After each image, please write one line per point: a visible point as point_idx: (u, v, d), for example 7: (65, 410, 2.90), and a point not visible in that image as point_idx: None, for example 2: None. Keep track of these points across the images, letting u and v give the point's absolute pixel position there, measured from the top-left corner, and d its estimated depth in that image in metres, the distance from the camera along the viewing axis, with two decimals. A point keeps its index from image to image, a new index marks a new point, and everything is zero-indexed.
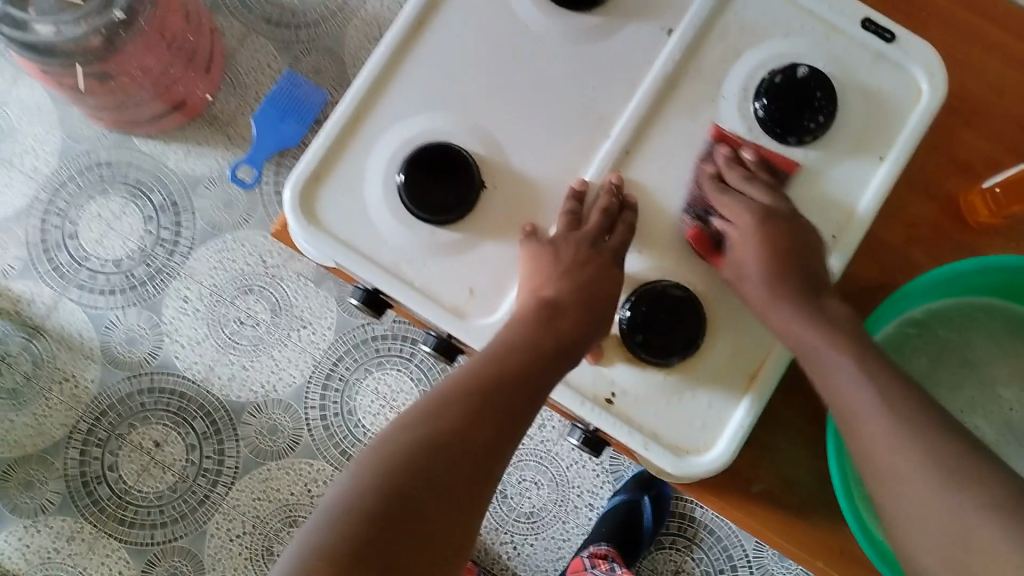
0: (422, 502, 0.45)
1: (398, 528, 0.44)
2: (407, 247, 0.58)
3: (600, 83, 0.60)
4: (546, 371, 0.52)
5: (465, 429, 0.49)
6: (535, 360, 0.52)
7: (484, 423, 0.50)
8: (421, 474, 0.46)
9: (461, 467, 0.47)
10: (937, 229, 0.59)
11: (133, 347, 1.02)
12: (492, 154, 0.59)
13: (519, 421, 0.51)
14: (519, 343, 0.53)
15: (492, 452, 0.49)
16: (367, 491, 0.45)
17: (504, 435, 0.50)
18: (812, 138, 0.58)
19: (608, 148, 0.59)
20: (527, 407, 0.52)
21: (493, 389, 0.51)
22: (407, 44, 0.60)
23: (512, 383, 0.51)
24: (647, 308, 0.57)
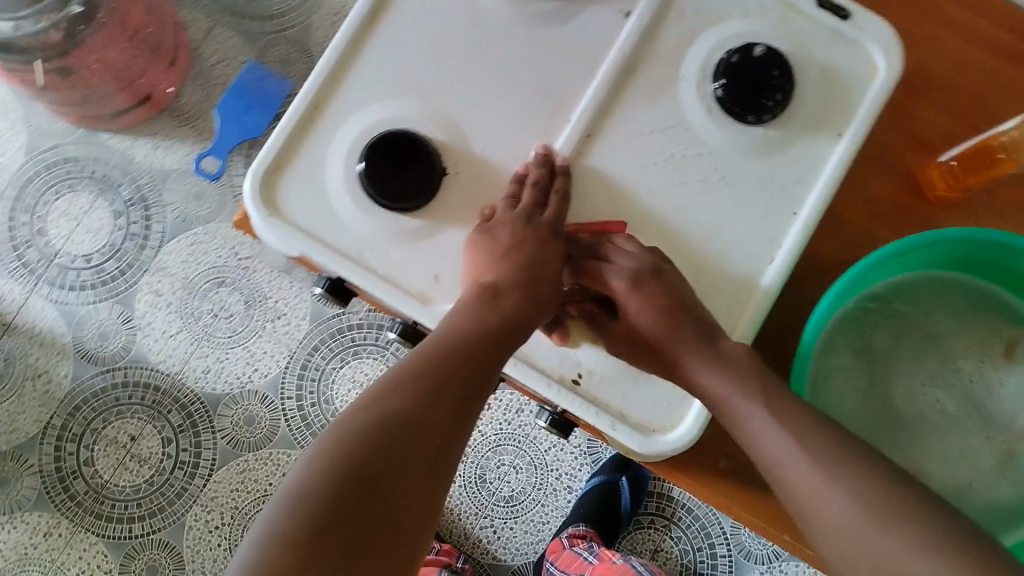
0: (379, 488, 0.45)
1: (354, 516, 0.44)
2: (369, 235, 0.58)
3: (559, 67, 0.60)
4: (499, 350, 0.52)
5: (420, 412, 0.48)
6: (488, 339, 0.52)
7: (439, 405, 0.49)
8: (376, 460, 0.46)
9: (417, 450, 0.47)
10: (896, 204, 0.60)
11: (106, 342, 1.02)
12: (453, 141, 0.59)
13: (474, 400, 0.51)
14: (471, 322, 0.53)
15: (448, 433, 0.49)
16: (322, 480, 0.44)
17: (460, 415, 0.50)
18: (771, 116, 0.58)
19: (570, 131, 0.59)
20: (481, 383, 0.51)
21: (446, 369, 0.50)
22: (365, 33, 0.60)
23: (466, 363, 0.51)
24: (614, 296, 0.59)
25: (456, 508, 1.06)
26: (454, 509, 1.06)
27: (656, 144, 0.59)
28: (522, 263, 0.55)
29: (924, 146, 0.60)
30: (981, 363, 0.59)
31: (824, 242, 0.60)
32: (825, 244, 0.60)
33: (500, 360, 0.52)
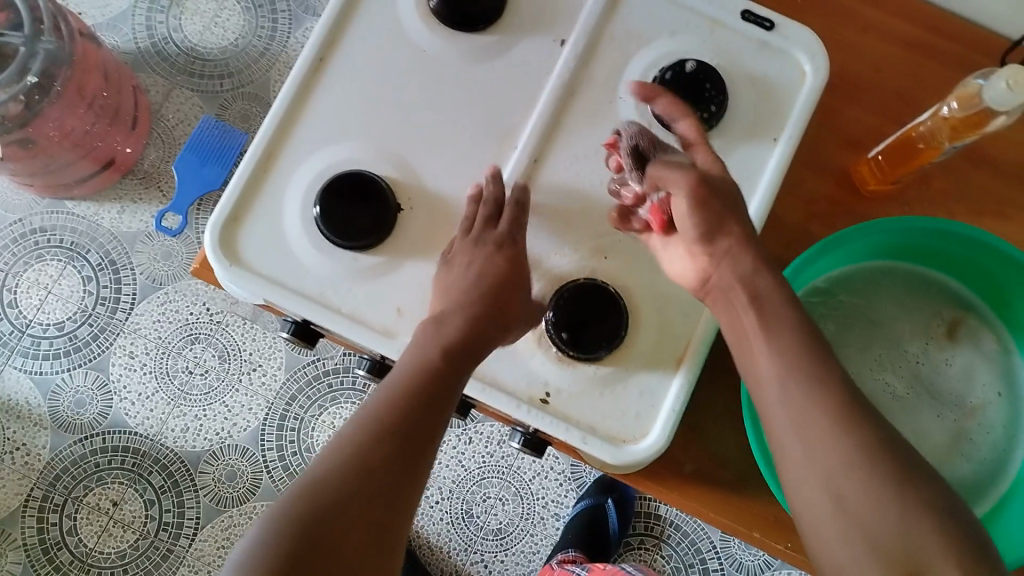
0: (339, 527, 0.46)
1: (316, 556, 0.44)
2: (331, 276, 0.60)
3: (502, 96, 0.63)
4: (450, 386, 0.54)
5: (376, 452, 0.50)
6: (436, 373, 0.53)
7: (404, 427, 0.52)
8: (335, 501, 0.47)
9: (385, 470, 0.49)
10: (833, 203, 0.63)
11: (82, 409, 1.02)
12: (407, 177, 0.61)
13: (430, 438, 0.52)
14: (419, 364, 0.54)
15: (406, 471, 0.50)
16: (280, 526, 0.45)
17: (419, 453, 0.51)
18: (708, 127, 0.61)
19: (518, 158, 0.62)
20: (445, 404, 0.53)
21: (405, 406, 0.52)
22: (311, 80, 0.62)
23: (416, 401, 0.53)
24: (572, 308, 0.60)
25: (446, 546, 1.07)
26: (444, 547, 1.06)
27: (601, 163, 0.62)
28: (479, 286, 0.57)
29: (854, 144, 0.64)
30: (927, 346, 0.62)
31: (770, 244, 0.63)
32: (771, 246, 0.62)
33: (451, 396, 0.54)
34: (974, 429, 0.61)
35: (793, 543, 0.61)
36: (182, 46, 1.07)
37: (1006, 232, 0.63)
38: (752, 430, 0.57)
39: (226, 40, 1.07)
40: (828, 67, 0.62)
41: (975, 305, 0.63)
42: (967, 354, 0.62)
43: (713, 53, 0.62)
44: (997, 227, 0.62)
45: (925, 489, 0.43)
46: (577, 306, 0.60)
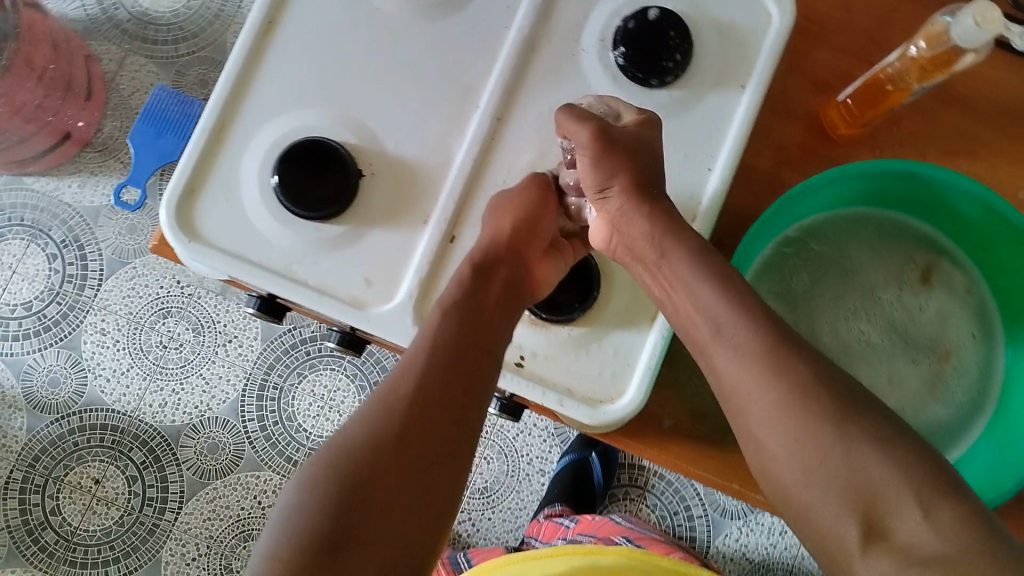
0: (379, 489, 0.46)
1: (359, 517, 0.45)
2: (294, 247, 0.58)
3: (462, 54, 0.61)
4: (485, 337, 0.53)
5: (412, 411, 0.49)
6: (467, 333, 0.53)
7: (450, 378, 0.51)
8: (374, 465, 0.46)
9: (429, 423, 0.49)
10: (804, 150, 0.63)
11: (56, 389, 1.01)
12: (367, 143, 0.59)
13: (469, 401, 0.51)
14: (448, 322, 0.53)
15: (451, 425, 0.50)
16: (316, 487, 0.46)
17: (459, 412, 0.50)
18: (674, 78, 0.60)
19: (481, 117, 0.60)
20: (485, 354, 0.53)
21: (448, 356, 0.52)
22: (261, 45, 0.60)
23: (451, 359, 0.52)
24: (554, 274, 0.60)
25: None
26: None
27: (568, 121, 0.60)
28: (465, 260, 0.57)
29: (824, 88, 0.63)
30: (900, 291, 0.62)
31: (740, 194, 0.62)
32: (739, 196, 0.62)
33: (486, 355, 0.53)
34: (947, 376, 0.61)
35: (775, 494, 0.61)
36: (133, 11, 1.03)
37: (979, 171, 0.62)
38: None
39: (179, 2, 1.03)
40: (795, 12, 0.61)
41: (949, 252, 0.63)
42: (941, 297, 0.62)
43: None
44: (970, 167, 0.62)
45: (895, 441, 0.43)
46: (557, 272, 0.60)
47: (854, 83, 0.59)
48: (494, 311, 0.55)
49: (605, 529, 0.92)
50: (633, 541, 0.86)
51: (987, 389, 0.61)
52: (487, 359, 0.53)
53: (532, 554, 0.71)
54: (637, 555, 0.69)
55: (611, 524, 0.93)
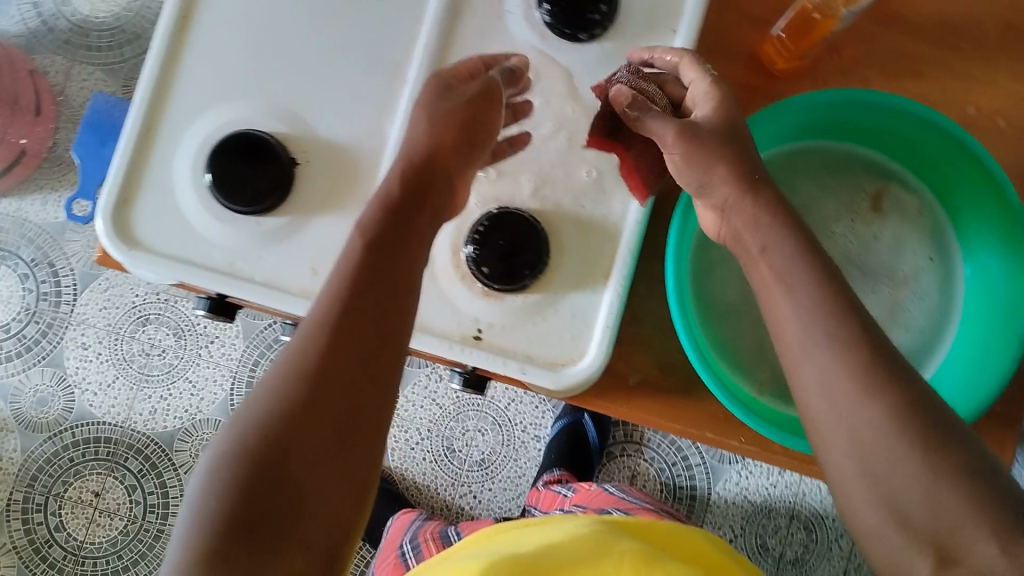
0: (296, 462, 0.43)
1: (274, 496, 0.42)
2: (236, 244, 0.58)
3: (386, 30, 0.60)
4: (397, 271, 0.49)
5: (319, 364, 0.45)
6: (376, 268, 0.48)
7: (360, 318, 0.46)
8: (287, 437, 0.43)
9: (343, 372, 0.45)
10: (746, 89, 0.61)
11: (45, 408, 1.01)
12: (300, 132, 0.59)
13: (385, 340, 0.47)
14: (356, 261, 0.48)
15: (368, 369, 0.46)
16: (227, 465, 0.43)
17: (380, 357, 0.47)
18: (603, 30, 0.60)
19: (411, 92, 0.59)
20: (401, 287, 0.48)
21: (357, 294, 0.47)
22: (180, 42, 0.59)
23: (366, 305, 0.47)
24: (499, 239, 0.59)
25: (432, 484, 1.08)
26: (430, 484, 1.08)
27: None
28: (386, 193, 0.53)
29: (758, 24, 0.61)
30: (853, 223, 0.61)
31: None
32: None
33: (402, 288, 0.48)
34: (896, 326, 0.60)
35: (748, 437, 0.61)
36: (73, 20, 1.02)
37: (924, 90, 0.60)
38: (679, 323, 0.56)
39: (118, 6, 1.02)
40: None
41: (909, 191, 0.62)
42: (895, 224, 0.61)
43: None
44: (914, 88, 0.60)
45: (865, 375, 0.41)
46: (504, 234, 0.59)
47: (786, 16, 0.58)
48: (415, 248, 0.50)
49: (599, 500, 0.91)
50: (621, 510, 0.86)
51: (932, 349, 0.59)
52: (407, 301, 0.49)
53: (514, 538, 0.74)
54: (613, 526, 0.72)
55: (607, 493, 0.92)
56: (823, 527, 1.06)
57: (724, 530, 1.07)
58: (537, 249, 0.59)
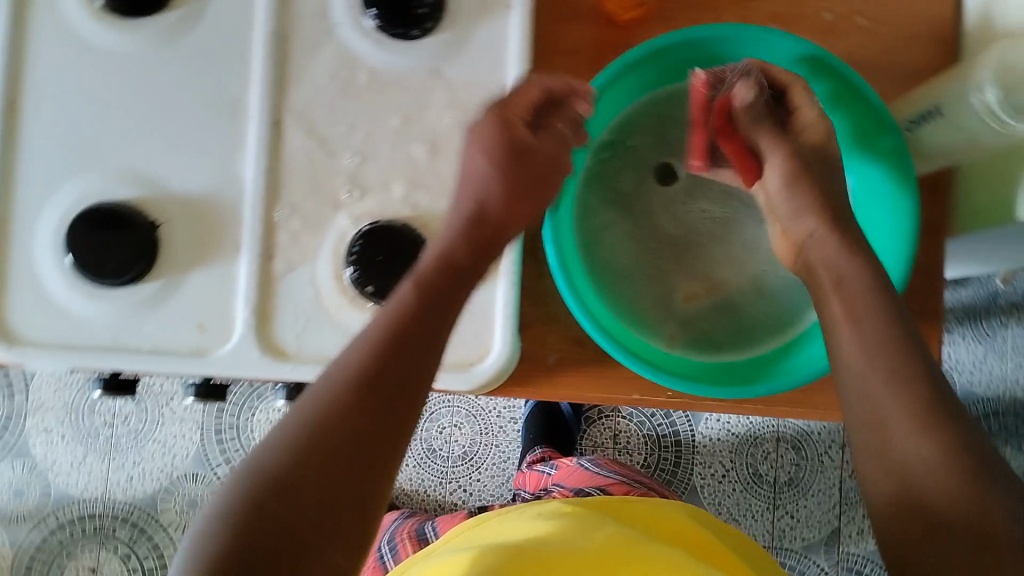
0: (296, 493, 0.42)
1: (272, 525, 0.41)
2: (115, 318, 0.57)
3: (218, 70, 0.60)
4: (420, 331, 0.49)
5: (334, 425, 0.44)
6: (400, 327, 0.48)
7: (382, 380, 0.47)
8: (294, 471, 0.43)
9: (358, 434, 0.45)
10: (599, 46, 0.64)
11: (22, 498, 1.02)
12: (153, 192, 0.58)
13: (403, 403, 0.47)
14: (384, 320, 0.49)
15: (384, 432, 0.46)
16: (231, 497, 0.42)
17: (396, 420, 0.46)
18: (434, 21, 0.59)
19: (255, 125, 0.59)
20: (420, 347, 0.49)
21: (381, 355, 0.47)
22: (13, 131, 0.59)
23: (388, 367, 0.47)
24: (378, 255, 0.57)
25: (420, 488, 1.08)
26: (419, 488, 1.08)
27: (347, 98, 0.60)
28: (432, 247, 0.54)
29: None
30: None
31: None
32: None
33: (424, 347, 0.49)
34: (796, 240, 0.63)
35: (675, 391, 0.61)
36: None
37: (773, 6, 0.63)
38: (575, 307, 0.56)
39: None
40: None
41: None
42: None
43: None
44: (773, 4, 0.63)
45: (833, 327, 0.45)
46: (383, 249, 0.57)
47: None
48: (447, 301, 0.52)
49: (576, 479, 0.91)
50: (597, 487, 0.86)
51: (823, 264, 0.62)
52: (431, 356, 0.49)
53: (486, 533, 0.71)
54: (589, 508, 0.70)
55: (584, 471, 0.92)
56: (810, 446, 1.09)
57: (715, 468, 1.09)
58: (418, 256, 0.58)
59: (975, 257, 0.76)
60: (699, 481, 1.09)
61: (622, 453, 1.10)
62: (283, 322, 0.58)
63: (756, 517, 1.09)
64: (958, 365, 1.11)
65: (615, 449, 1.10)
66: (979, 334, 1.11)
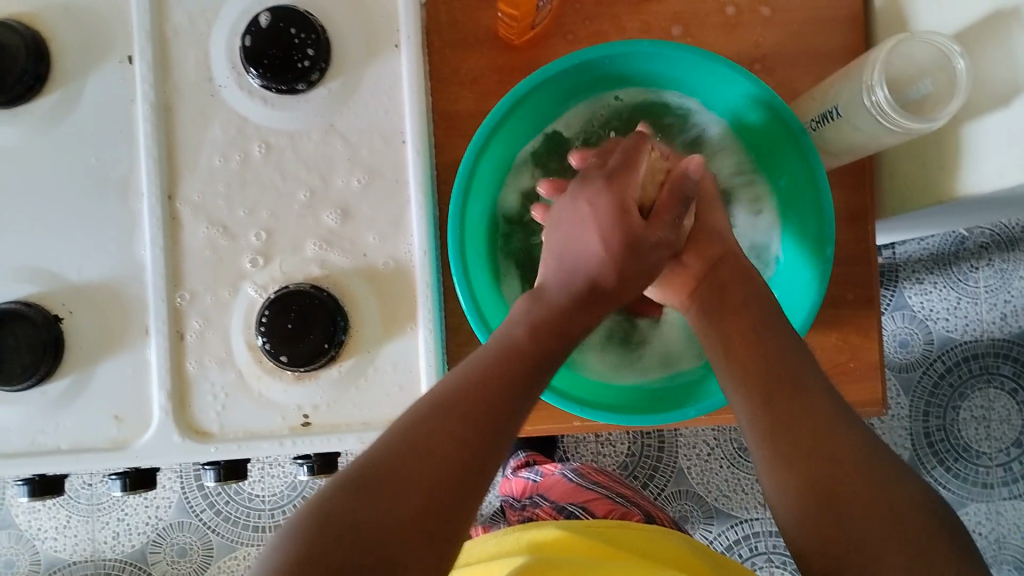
0: (391, 496, 0.41)
1: (345, 530, 0.40)
2: (34, 421, 0.57)
3: (103, 149, 0.57)
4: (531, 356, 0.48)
5: (438, 433, 0.43)
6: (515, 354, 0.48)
7: (489, 400, 0.45)
8: (382, 489, 0.41)
9: (459, 447, 0.43)
10: (498, 71, 0.62)
11: (13, 568, 1.03)
12: (52, 286, 0.57)
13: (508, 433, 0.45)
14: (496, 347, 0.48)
15: (488, 448, 0.44)
16: (319, 502, 0.41)
17: (497, 438, 0.45)
18: (320, 72, 0.56)
19: (147, 203, 0.57)
20: (529, 371, 0.48)
21: (491, 376, 0.46)
22: None
23: (494, 390, 0.46)
24: (290, 322, 0.55)
25: None
26: None
27: (238, 164, 0.57)
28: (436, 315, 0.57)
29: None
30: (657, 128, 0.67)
31: (451, 143, 0.62)
32: (450, 149, 0.62)
33: (534, 373, 0.48)
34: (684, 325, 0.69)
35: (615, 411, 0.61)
36: None
37: (675, 7, 0.61)
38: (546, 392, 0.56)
39: None
40: None
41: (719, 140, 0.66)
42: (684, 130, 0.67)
43: None
44: (668, 9, 0.61)
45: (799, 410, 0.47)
46: (294, 316, 0.55)
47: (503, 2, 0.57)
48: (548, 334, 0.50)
49: (560, 492, 0.91)
50: (581, 512, 0.87)
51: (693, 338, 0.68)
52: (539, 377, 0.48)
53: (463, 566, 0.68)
54: (578, 535, 0.68)
55: (568, 484, 0.92)
56: None
57: (700, 447, 1.07)
58: (333, 316, 0.55)
59: (905, 229, 0.75)
60: (685, 463, 1.07)
61: (605, 446, 1.07)
62: (201, 404, 0.57)
63: (746, 491, 1.07)
64: (933, 313, 1.03)
65: (597, 442, 1.07)
66: (951, 279, 1.03)
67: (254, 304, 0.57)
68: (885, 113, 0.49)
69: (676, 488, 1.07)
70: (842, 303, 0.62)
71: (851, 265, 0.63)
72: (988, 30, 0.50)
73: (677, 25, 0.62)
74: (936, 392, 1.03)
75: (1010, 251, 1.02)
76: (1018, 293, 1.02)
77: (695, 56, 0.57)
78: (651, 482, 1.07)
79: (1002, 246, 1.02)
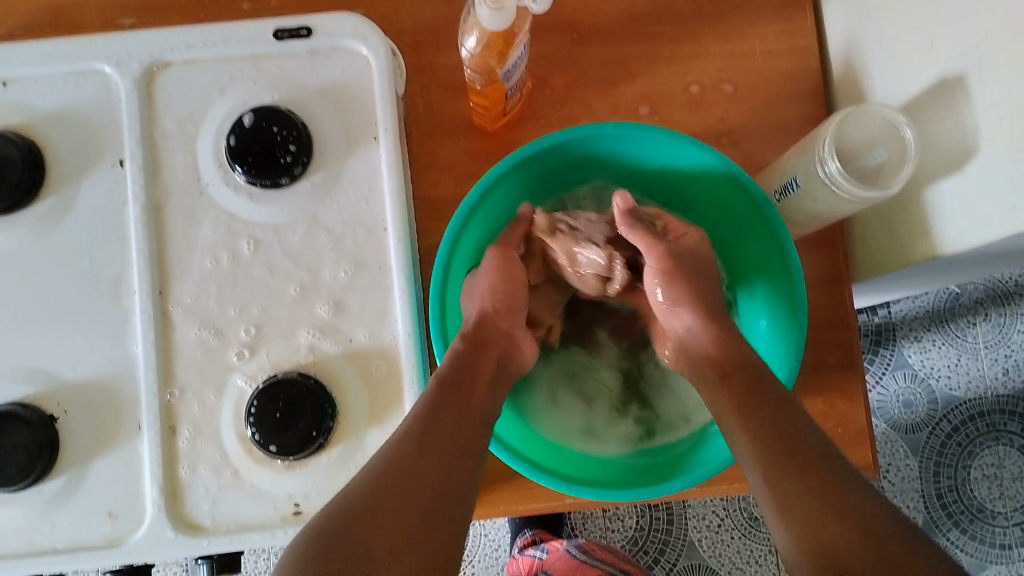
0: (378, 512, 0.46)
1: (341, 558, 0.43)
2: (29, 521, 0.57)
3: (97, 251, 0.59)
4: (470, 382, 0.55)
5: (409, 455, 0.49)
6: (459, 380, 0.54)
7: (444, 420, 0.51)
8: (369, 507, 0.46)
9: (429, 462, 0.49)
10: (475, 157, 0.65)
11: None
12: (48, 387, 0.58)
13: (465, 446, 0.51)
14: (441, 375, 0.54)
15: (451, 460, 0.50)
16: (308, 540, 0.45)
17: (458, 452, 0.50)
18: (302, 167, 0.59)
19: (139, 301, 0.59)
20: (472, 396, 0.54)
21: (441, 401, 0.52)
22: None
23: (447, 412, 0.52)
24: (278, 411, 0.56)
25: None
26: None
27: (227, 258, 0.59)
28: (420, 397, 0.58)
29: (462, 90, 0.65)
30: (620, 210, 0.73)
31: (432, 228, 0.64)
32: (431, 234, 0.64)
33: (475, 398, 0.54)
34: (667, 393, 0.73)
35: None
36: None
37: (642, 89, 0.64)
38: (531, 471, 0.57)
39: None
40: (387, 42, 0.60)
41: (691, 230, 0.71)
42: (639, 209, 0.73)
43: (272, 92, 0.60)
44: (635, 90, 0.64)
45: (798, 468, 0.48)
46: (281, 405, 0.56)
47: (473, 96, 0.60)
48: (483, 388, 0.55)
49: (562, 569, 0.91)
50: None
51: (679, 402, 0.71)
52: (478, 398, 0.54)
53: None
54: None
55: (569, 561, 0.91)
56: None
57: (710, 518, 1.05)
58: (319, 404, 0.56)
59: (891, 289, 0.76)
60: (696, 535, 1.05)
61: (612, 519, 1.06)
62: (193, 498, 0.58)
63: (759, 562, 1.05)
64: (934, 370, 1.03)
65: (603, 517, 1.06)
66: (949, 336, 1.03)
67: (244, 395, 0.58)
68: (834, 184, 0.52)
69: (688, 562, 1.05)
70: (825, 366, 0.63)
71: (832, 327, 0.63)
72: (933, 99, 0.52)
73: (644, 105, 0.64)
74: (945, 452, 1.02)
75: (1005, 305, 1.02)
76: (1018, 347, 1.02)
77: (659, 135, 0.59)
78: (661, 556, 1.05)
79: (997, 300, 1.03)
